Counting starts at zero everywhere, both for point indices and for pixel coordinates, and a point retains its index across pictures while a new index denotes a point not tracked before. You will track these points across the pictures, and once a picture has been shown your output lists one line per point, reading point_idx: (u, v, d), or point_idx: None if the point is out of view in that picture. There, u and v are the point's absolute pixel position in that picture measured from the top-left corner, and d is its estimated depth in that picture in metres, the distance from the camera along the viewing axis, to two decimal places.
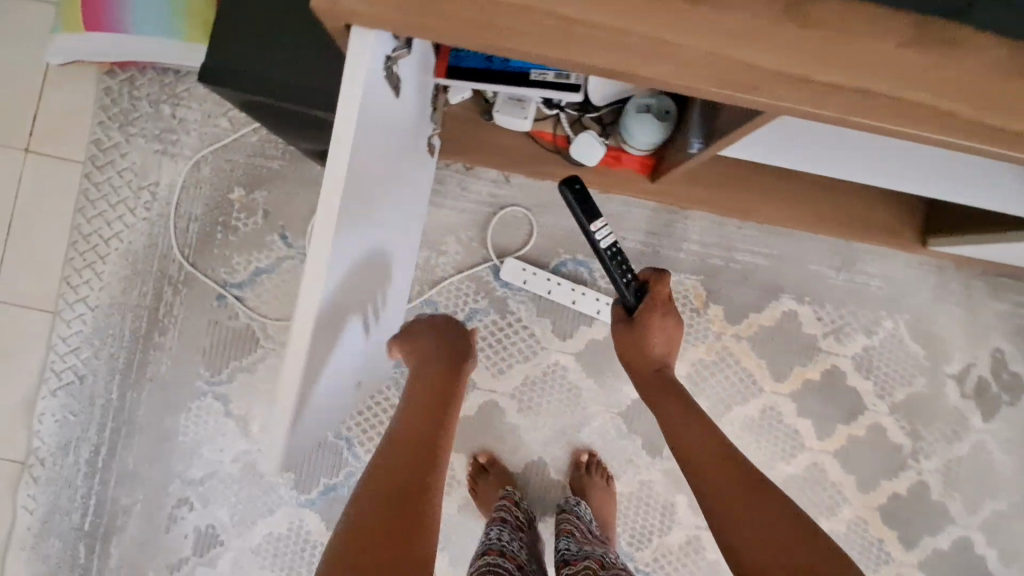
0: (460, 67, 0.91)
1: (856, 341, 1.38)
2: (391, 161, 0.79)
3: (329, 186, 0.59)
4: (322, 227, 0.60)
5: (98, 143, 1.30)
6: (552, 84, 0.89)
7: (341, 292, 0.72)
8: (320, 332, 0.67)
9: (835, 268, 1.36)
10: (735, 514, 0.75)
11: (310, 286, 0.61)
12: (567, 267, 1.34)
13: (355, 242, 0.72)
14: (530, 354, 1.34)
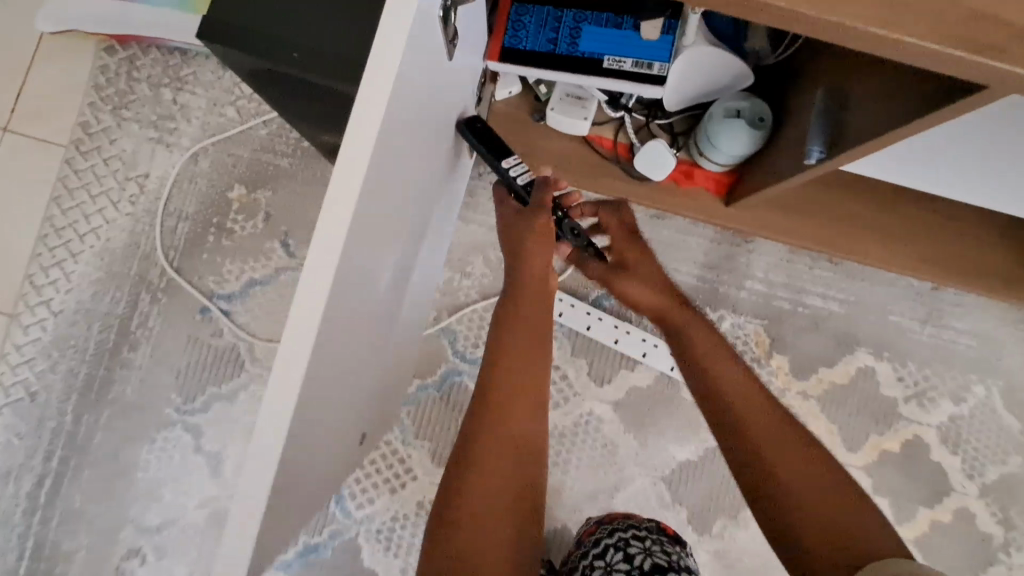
0: (518, 49, 0.74)
1: (941, 408, 1.17)
2: (422, 171, 0.66)
3: (345, 170, 0.45)
4: (328, 219, 0.45)
5: (85, 126, 1.14)
6: (631, 75, 0.72)
7: (350, 329, 0.55)
8: (319, 373, 0.49)
9: (919, 321, 1.16)
10: (788, 476, 0.69)
11: (301, 302, 0.44)
12: (609, 300, 1.14)
13: (371, 265, 0.56)
14: (561, 401, 1.14)
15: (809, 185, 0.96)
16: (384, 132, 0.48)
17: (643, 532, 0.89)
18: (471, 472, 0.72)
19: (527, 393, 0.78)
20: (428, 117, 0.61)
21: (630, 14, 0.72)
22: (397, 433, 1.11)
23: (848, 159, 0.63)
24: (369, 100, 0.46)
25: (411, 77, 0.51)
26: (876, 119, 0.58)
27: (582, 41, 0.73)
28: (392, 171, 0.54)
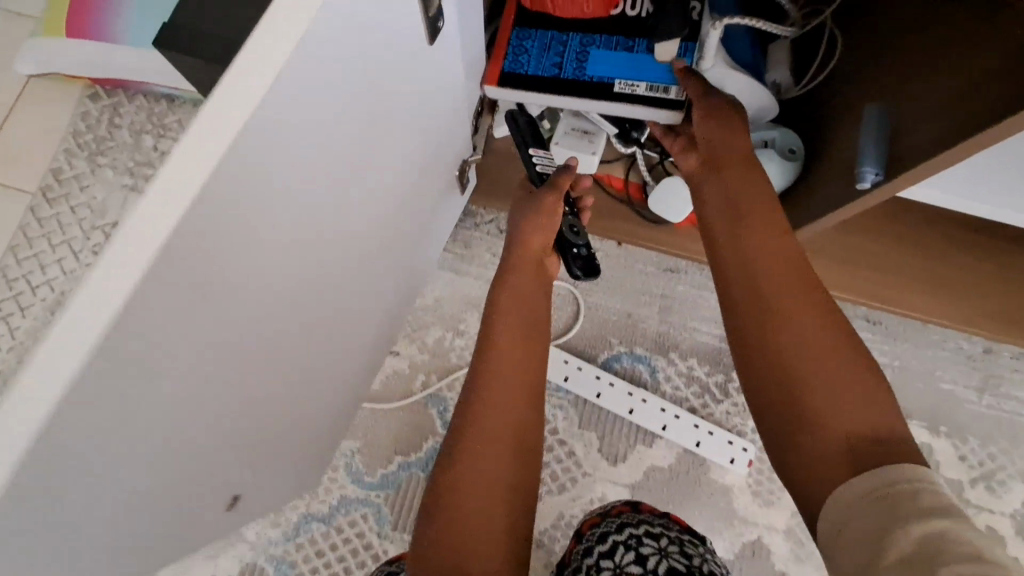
0: (519, 73, 0.74)
1: (1018, 494, 0.99)
2: (370, 185, 0.54)
3: (191, 148, 0.34)
4: (151, 207, 0.33)
5: (57, 172, 1.07)
6: (645, 97, 0.72)
7: (202, 368, 0.41)
8: (111, 412, 0.35)
9: (975, 389, 1.01)
10: (826, 395, 0.52)
11: (87, 303, 0.32)
12: (620, 363, 1.00)
13: (254, 290, 0.43)
14: (568, 483, 0.97)
15: (841, 230, 0.88)
16: (270, 112, 0.37)
17: (658, 530, 0.67)
18: (469, 441, 0.59)
19: (518, 357, 0.65)
20: (377, 119, 0.51)
21: (642, 37, 0.73)
22: (374, 520, 0.94)
23: (910, 182, 0.56)
24: (248, 70, 0.35)
25: (335, 61, 0.41)
26: (942, 136, 0.52)
27: (590, 65, 0.73)
28: (294, 173, 0.42)
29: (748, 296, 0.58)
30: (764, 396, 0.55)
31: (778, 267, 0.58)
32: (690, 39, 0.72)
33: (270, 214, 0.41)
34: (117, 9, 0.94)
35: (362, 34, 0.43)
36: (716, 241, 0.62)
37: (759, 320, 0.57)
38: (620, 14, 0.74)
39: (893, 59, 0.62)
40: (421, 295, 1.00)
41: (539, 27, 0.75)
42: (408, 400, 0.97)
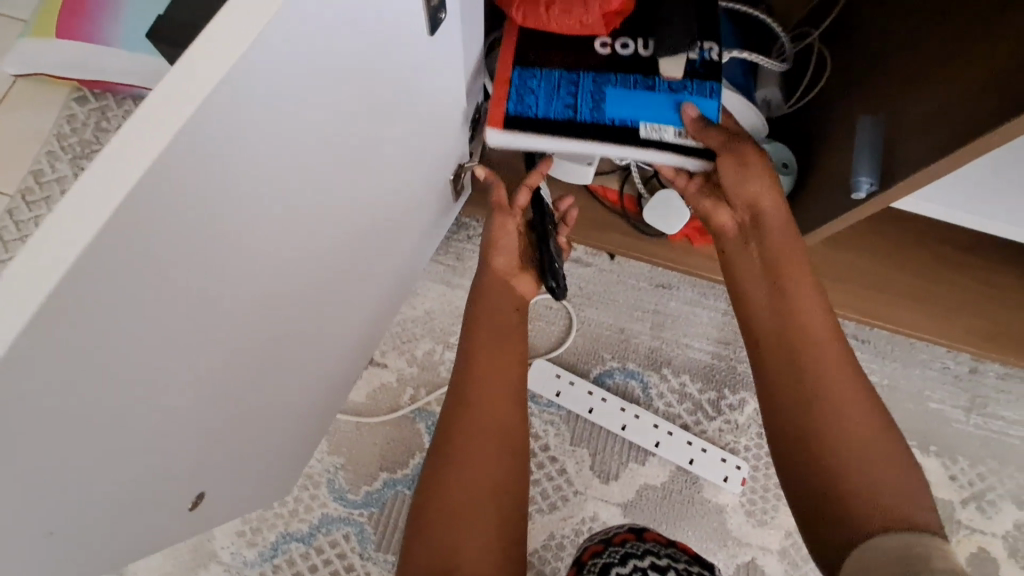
0: (527, 115, 0.68)
1: (1007, 514, 0.99)
2: (351, 172, 0.52)
3: (165, 102, 0.32)
4: (115, 161, 0.31)
5: (37, 175, 1.03)
6: (670, 144, 0.68)
7: (153, 349, 0.38)
8: (51, 385, 0.32)
9: (963, 407, 1.02)
10: (847, 441, 0.56)
11: (37, 259, 0.30)
12: (612, 378, 0.99)
13: (221, 270, 0.40)
14: (559, 502, 0.95)
15: (833, 247, 0.89)
16: (248, 72, 0.35)
17: (665, 562, 0.62)
18: (456, 444, 0.60)
19: (498, 366, 0.66)
20: (362, 101, 0.48)
21: (661, 79, 0.69)
22: (356, 541, 0.90)
23: (905, 191, 0.57)
24: (230, 29, 0.33)
25: (321, 26, 0.39)
26: (935, 143, 0.53)
27: (608, 107, 0.68)
28: (263, 150, 0.39)
29: (787, 355, 0.62)
30: (798, 443, 0.59)
31: (816, 326, 0.62)
32: (707, 77, 0.69)
33: (242, 183, 0.39)
34: (110, 12, 0.93)
35: (353, 6, 0.40)
36: (754, 298, 0.66)
37: (795, 375, 0.60)
38: (631, 51, 0.70)
39: (889, 72, 0.63)
40: (411, 306, 0.98)
41: (544, 66, 0.70)
42: (394, 414, 0.94)
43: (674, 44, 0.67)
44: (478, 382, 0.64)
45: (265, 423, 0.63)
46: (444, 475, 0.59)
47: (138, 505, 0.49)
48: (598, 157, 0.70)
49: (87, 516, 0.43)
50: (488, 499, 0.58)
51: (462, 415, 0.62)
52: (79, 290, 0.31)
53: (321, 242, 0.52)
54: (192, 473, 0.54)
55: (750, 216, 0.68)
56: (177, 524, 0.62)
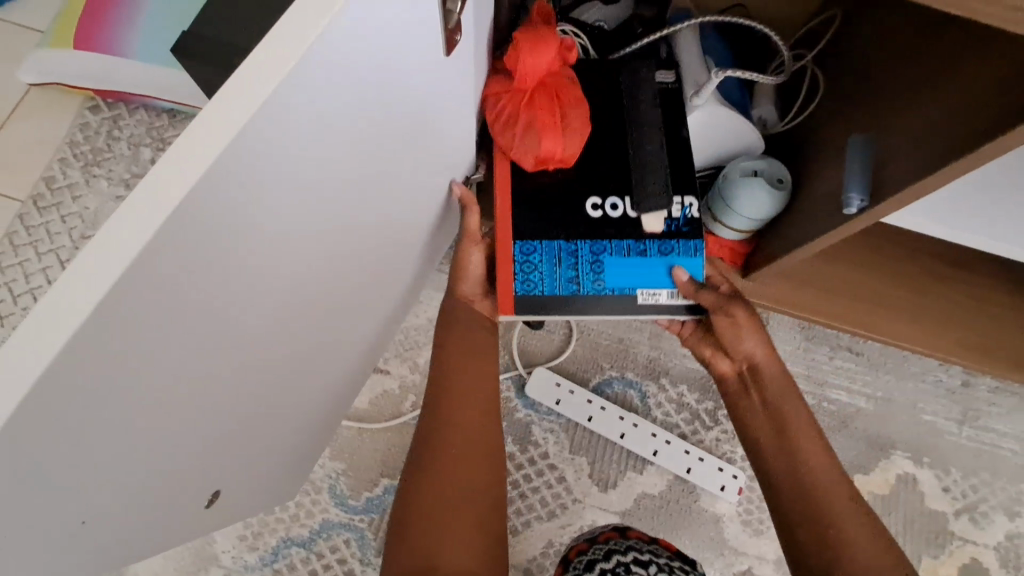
0: (532, 294, 0.71)
1: (998, 526, 1.01)
2: (365, 182, 0.54)
3: (212, 118, 0.34)
4: (166, 173, 0.33)
5: (49, 181, 1.05)
6: (666, 305, 0.71)
7: (179, 349, 0.40)
8: (85, 379, 0.34)
9: (955, 420, 1.04)
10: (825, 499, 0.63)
11: (94, 263, 0.32)
12: (612, 387, 1.01)
13: (245, 274, 0.42)
14: (558, 510, 0.96)
15: (827, 262, 0.91)
16: (283, 91, 0.37)
17: (646, 557, 0.65)
18: (437, 450, 0.63)
19: (469, 381, 0.67)
20: (378, 116, 0.50)
21: (653, 241, 0.71)
22: (356, 546, 0.91)
23: (894, 208, 0.60)
24: (273, 53, 0.36)
25: (349, 48, 0.40)
26: (920, 162, 0.56)
27: (608, 277, 0.71)
28: (286, 164, 0.41)
29: (783, 459, 0.67)
30: (800, 524, 0.63)
31: (812, 445, 0.67)
32: (692, 236, 0.71)
33: (268, 193, 0.41)
34: (127, 24, 0.95)
35: (377, 27, 0.42)
36: (756, 431, 0.70)
37: (791, 476, 0.66)
38: (620, 213, 0.72)
39: (881, 95, 0.66)
40: (415, 314, 0.99)
41: (542, 238, 0.71)
42: (397, 421, 0.95)
43: (650, 193, 0.71)
44: (453, 396, 0.66)
45: (273, 425, 0.64)
46: (428, 478, 0.61)
47: (153, 502, 0.51)
48: (603, 319, 0.74)
49: (107, 510, 0.45)
50: (476, 499, 0.61)
51: (439, 421, 0.64)
52: (121, 290, 0.33)
53: (335, 249, 0.54)
54: (204, 471, 0.55)
55: (749, 367, 0.72)
56: (185, 524, 0.63)
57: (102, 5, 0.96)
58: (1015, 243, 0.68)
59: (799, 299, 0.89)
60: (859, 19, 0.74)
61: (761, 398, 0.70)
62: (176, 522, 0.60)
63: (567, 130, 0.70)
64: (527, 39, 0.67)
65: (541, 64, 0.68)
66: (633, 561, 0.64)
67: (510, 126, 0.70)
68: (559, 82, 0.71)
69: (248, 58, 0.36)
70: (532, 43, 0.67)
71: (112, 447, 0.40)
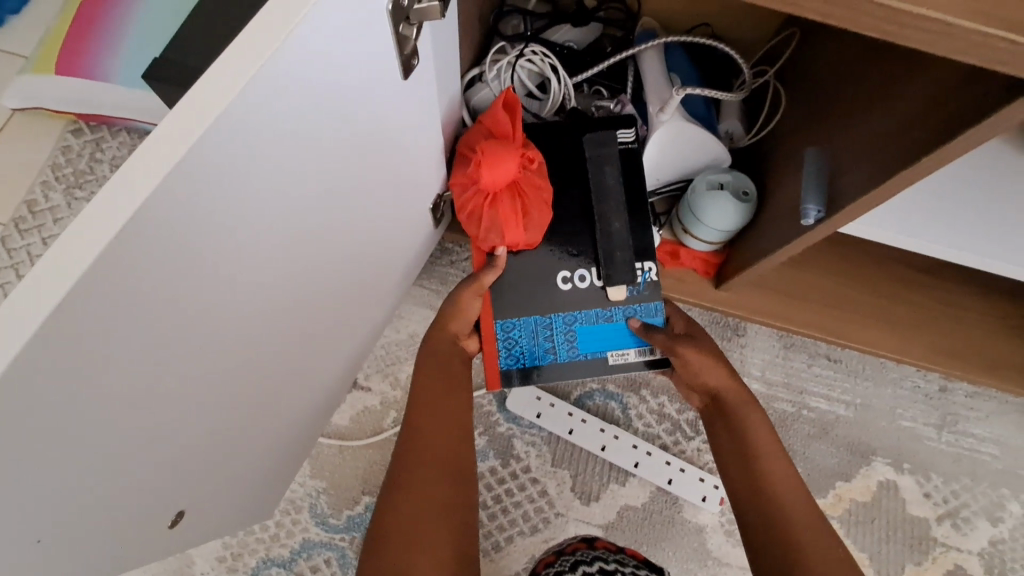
0: (515, 368, 0.77)
1: (980, 531, 1.01)
2: (330, 201, 0.55)
3: (164, 141, 0.36)
4: (116, 192, 0.35)
5: (31, 204, 1.06)
6: (635, 363, 0.77)
7: (134, 369, 0.40)
8: (33, 400, 0.35)
9: (934, 425, 1.05)
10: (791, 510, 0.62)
11: (44, 280, 0.33)
12: (593, 399, 1.01)
13: (203, 295, 0.43)
14: (541, 524, 0.96)
15: (799, 271, 0.93)
16: (233, 119, 0.38)
17: (612, 566, 0.68)
18: (404, 467, 0.63)
19: (440, 403, 0.68)
20: (339, 138, 0.51)
21: (618, 307, 0.76)
22: (338, 565, 0.90)
23: (847, 218, 0.61)
24: (220, 80, 0.37)
25: (300, 76, 0.42)
26: (869, 173, 0.58)
27: (580, 344, 0.77)
28: (242, 186, 0.42)
29: (745, 474, 0.66)
30: (762, 534, 0.62)
31: (776, 460, 0.66)
32: (653, 299, 0.76)
33: (224, 214, 0.42)
34: (109, 50, 0.97)
35: (330, 54, 0.44)
36: (726, 460, 0.69)
37: (753, 493, 0.65)
38: (588, 284, 0.76)
39: (836, 109, 0.68)
40: (396, 329, 0.99)
41: (518, 317, 0.76)
42: (377, 437, 0.94)
43: (614, 266, 0.74)
44: (423, 415, 0.66)
45: (243, 445, 0.64)
46: (394, 496, 0.61)
47: (118, 522, 0.51)
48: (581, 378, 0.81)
49: (66, 531, 0.45)
50: (428, 522, 0.59)
51: (410, 437, 0.65)
52: (70, 311, 0.34)
53: (300, 269, 0.55)
54: (172, 489, 0.56)
55: (714, 398, 0.73)
56: (156, 544, 0.63)
57: (84, 31, 0.98)
58: (972, 250, 0.70)
59: (776, 308, 0.91)
60: (814, 37, 0.76)
61: (726, 425, 0.70)
62: (148, 541, 0.60)
63: (529, 225, 0.73)
64: (486, 157, 0.67)
65: (501, 177, 0.69)
66: (598, 569, 0.67)
67: (476, 225, 0.72)
68: (525, 181, 0.72)
69: (196, 85, 0.37)
70: (490, 161, 0.67)
71: (68, 465, 0.40)
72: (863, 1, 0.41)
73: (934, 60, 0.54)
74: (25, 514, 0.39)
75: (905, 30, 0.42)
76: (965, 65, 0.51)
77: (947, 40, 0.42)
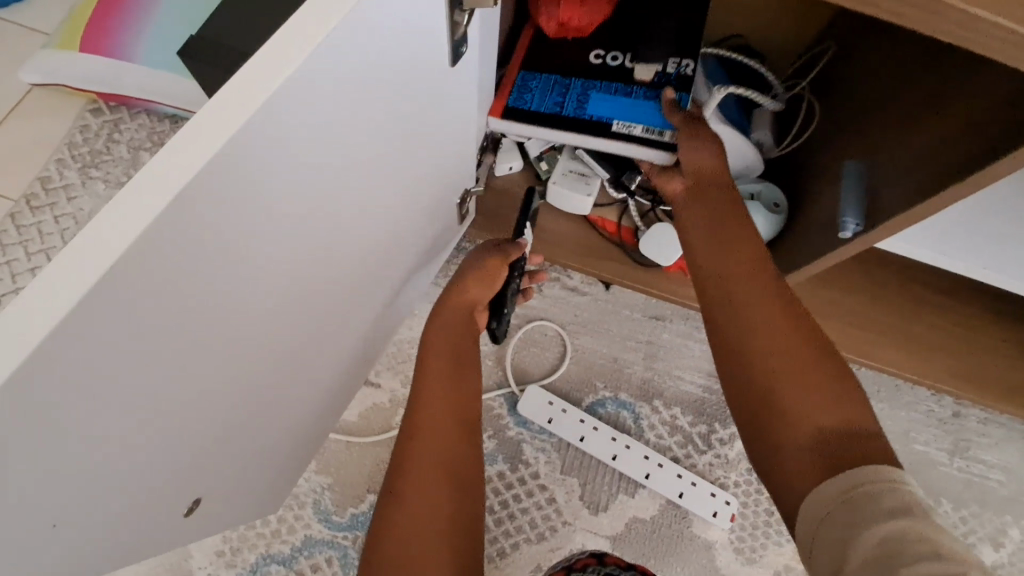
0: (522, 108, 0.76)
1: (989, 560, 0.99)
2: (365, 189, 0.54)
3: (218, 113, 0.35)
4: (154, 176, 0.33)
5: (45, 181, 1.05)
6: (640, 139, 0.74)
7: (165, 345, 0.39)
8: (68, 371, 0.33)
9: (946, 450, 1.04)
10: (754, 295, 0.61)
11: (83, 256, 0.32)
12: (604, 408, 1.00)
13: (238, 274, 0.42)
14: (547, 533, 0.94)
15: (819, 285, 0.92)
16: (287, 95, 0.37)
17: None
18: (408, 477, 0.61)
19: (450, 403, 0.67)
20: (379, 123, 0.50)
21: (640, 86, 0.76)
22: (339, 565, 0.88)
23: (886, 234, 0.61)
24: (279, 53, 0.36)
25: (353, 53, 0.41)
26: (910, 192, 0.57)
27: (589, 106, 0.75)
28: (285, 166, 0.41)
29: (711, 253, 0.65)
30: (727, 322, 0.61)
31: (742, 254, 0.64)
32: (680, 88, 0.75)
33: (268, 190, 0.41)
34: (137, 30, 0.96)
35: (383, 35, 0.43)
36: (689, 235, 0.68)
37: (720, 285, 0.63)
38: (619, 63, 0.78)
39: (873, 124, 0.68)
40: (408, 326, 0.97)
41: (542, 70, 0.78)
42: (385, 435, 0.93)
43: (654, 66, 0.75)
44: (431, 408, 0.66)
45: (258, 434, 0.62)
46: (402, 497, 0.60)
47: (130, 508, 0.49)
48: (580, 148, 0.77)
49: (80, 516, 0.43)
50: (429, 538, 0.58)
51: (420, 434, 0.64)
52: (109, 284, 0.33)
53: (330, 256, 0.53)
54: (185, 479, 0.54)
55: (696, 179, 0.70)
56: (163, 535, 0.61)
57: (112, 10, 0.97)
58: (1001, 271, 0.69)
59: None
60: (849, 52, 0.76)
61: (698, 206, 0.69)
62: (156, 532, 0.58)
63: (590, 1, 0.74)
64: None
65: None
66: None
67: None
68: None
69: (255, 56, 0.36)
70: None
71: (92, 444, 0.39)
72: (936, 5, 0.41)
73: (985, 79, 0.54)
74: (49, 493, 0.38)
75: (973, 37, 0.42)
76: (1019, 82, 0.51)
77: (1015, 50, 0.41)
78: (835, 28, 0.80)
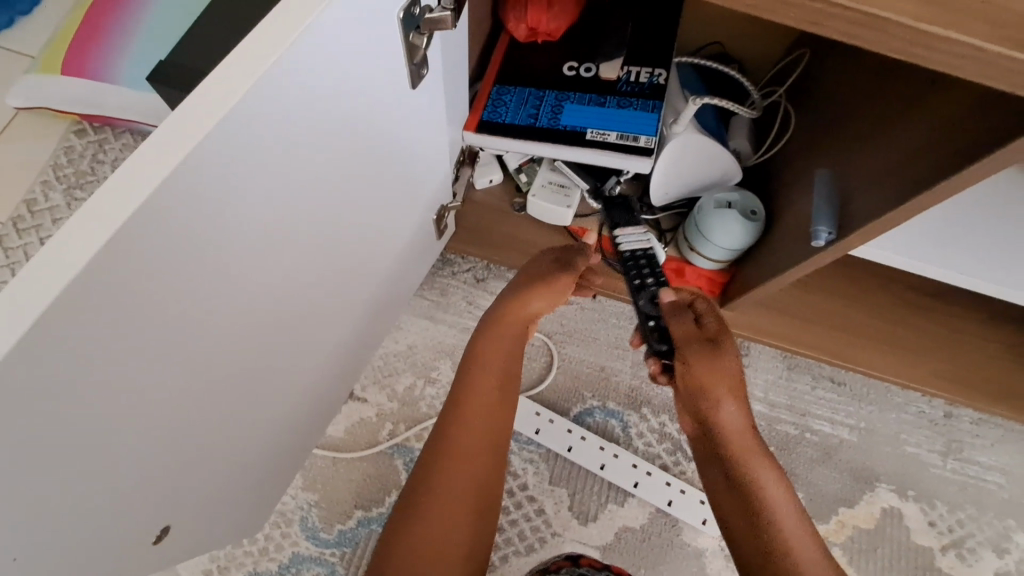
0: (497, 122, 0.76)
1: (986, 563, 0.98)
2: (334, 210, 0.54)
3: (161, 143, 0.35)
4: (98, 210, 0.33)
5: (30, 203, 1.05)
6: (615, 145, 0.74)
7: (125, 378, 0.39)
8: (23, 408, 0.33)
9: (939, 451, 1.03)
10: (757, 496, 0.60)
11: (22, 294, 0.31)
12: (593, 417, 0.99)
13: (200, 303, 0.42)
14: (537, 544, 0.93)
15: (803, 290, 0.92)
16: (239, 121, 0.37)
17: None
18: (429, 487, 0.63)
19: (483, 422, 0.66)
20: (342, 143, 0.50)
21: (613, 95, 0.76)
22: None
23: (861, 241, 0.60)
24: (227, 82, 0.36)
25: (309, 81, 0.42)
26: (884, 199, 0.57)
27: (564, 117, 0.76)
28: (243, 195, 0.41)
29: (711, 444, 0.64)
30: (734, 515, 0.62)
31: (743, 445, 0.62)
32: (652, 97, 0.76)
33: (228, 220, 0.41)
34: (117, 52, 0.97)
35: (338, 61, 0.44)
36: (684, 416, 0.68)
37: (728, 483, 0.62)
38: (592, 74, 0.78)
39: (845, 132, 0.68)
40: (394, 340, 0.98)
41: (515, 82, 0.78)
42: (371, 450, 0.92)
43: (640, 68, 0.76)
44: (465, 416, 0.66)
45: (235, 454, 0.62)
46: (422, 510, 0.61)
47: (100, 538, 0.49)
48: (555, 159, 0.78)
49: (43, 551, 0.42)
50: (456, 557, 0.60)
51: (443, 442, 0.65)
52: (54, 322, 0.32)
53: (300, 279, 0.54)
54: (157, 505, 0.53)
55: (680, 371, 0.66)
56: (141, 561, 0.61)
57: (94, 33, 0.98)
58: (979, 274, 0.69)
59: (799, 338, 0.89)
60: (822, 59, 0.77)
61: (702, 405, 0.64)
62: (131, 559, 0.57)
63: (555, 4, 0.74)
64: None
65: None
66: None
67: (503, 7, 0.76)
68: None
69: (203, 84, 0.36)
70: None
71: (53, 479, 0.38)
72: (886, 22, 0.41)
73: (948, 88, 0.55)
74: (10, 530, 0.38)
75: (928, 53, 0.42)
76: (978, 91, 0.51)
77: (971, 64, 0.42)
78: (807, 35, 0.81)
